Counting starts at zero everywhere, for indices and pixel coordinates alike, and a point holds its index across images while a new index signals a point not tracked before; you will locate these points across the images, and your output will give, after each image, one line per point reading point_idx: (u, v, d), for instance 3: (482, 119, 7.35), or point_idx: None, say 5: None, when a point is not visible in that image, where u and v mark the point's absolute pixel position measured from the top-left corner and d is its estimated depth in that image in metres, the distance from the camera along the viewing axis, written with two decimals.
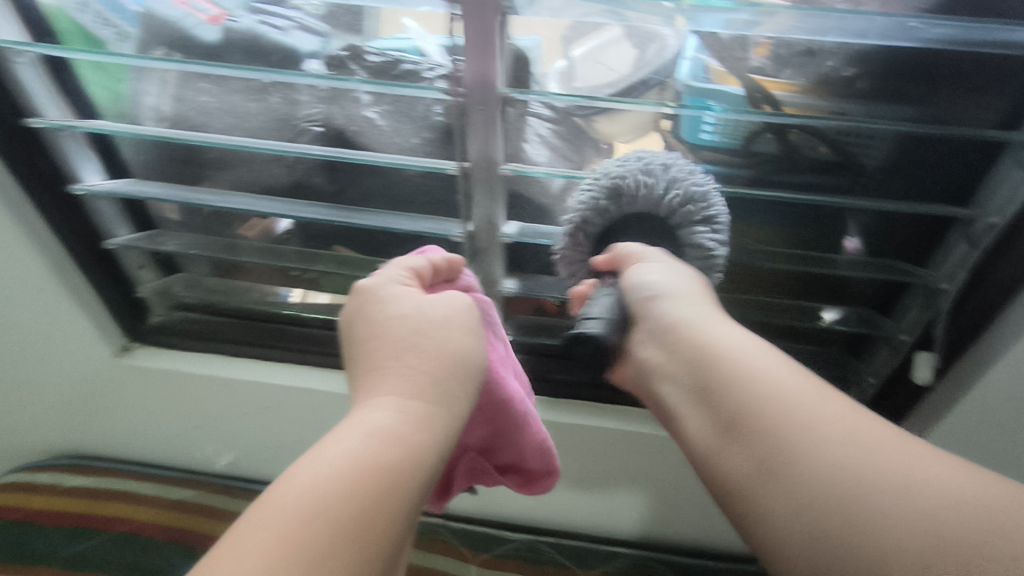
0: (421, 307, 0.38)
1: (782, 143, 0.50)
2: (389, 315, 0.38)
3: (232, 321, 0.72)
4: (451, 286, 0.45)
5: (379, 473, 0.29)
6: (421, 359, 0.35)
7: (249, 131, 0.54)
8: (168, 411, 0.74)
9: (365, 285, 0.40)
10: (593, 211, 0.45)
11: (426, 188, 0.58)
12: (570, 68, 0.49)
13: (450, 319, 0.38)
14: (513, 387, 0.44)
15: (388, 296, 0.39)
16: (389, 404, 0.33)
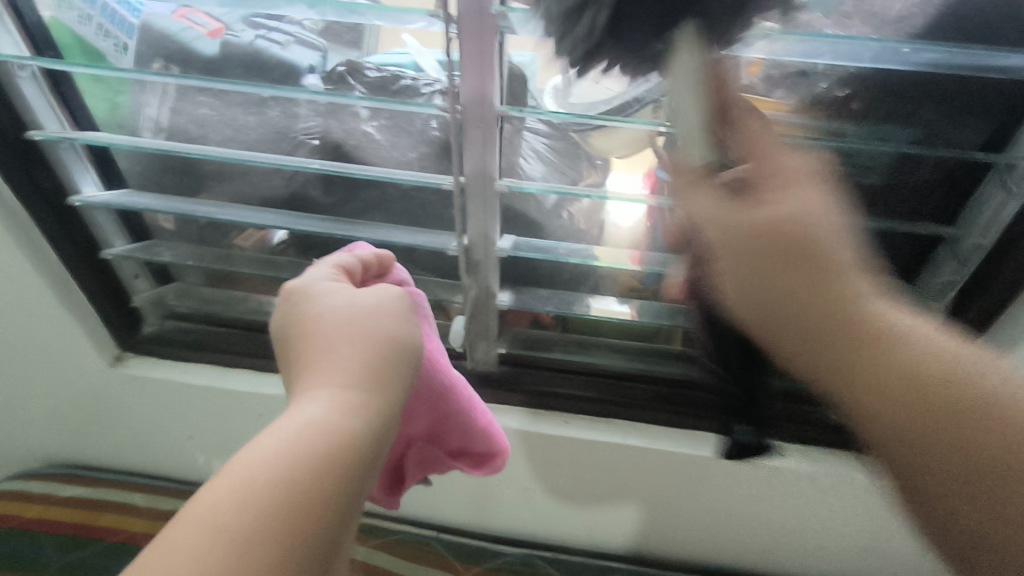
0: (353, 299, 0.37)
1: None
2: (320, 309, 0.37)
3: (230, 330, 0.71)
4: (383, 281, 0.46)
5: (311, 460, 0.29)
6: (353, 348, 0.35)
7: (248, 144, 0.55)
8: (161, 421, 0.74)
9: (292, 285, 0.39)
10: None
11: (422, 201, 0.58)
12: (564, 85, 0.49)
13: (382, 307, 0.38)
14: (451, 377, 0.47)
15: (319, 292, 0.38)
16: (323, 393, 0.32)
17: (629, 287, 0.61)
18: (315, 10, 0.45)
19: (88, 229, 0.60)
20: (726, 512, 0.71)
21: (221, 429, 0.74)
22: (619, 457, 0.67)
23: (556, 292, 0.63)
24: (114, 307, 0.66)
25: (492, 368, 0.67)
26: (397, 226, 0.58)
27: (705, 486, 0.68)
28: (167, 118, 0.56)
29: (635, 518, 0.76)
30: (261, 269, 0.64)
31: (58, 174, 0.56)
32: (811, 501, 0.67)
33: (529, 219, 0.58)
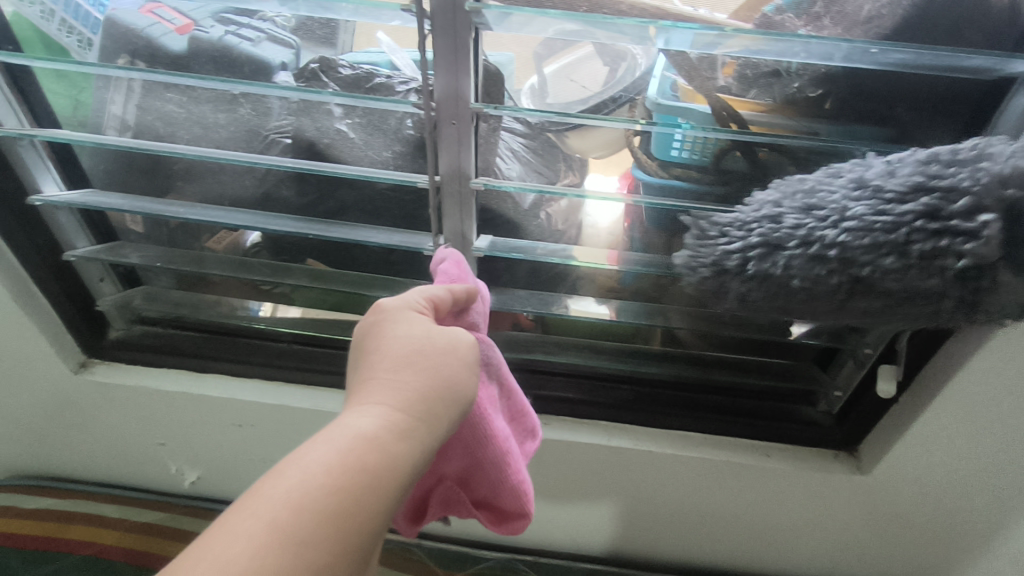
0: (428, 332, 0.36)
1: (751, 161, 0.51)
2: (395, 334, 0.35)
3: (199, 334, 0.68)
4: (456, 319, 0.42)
5: (359, 474, 0.28)
6: (415, 377, 0.33)
7: (217, 142, 0.54)
8: (130, 428, 0.71)
9: (383, 302, 0.38)
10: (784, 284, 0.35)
11: (397, 202, 0.57)
12: (542, 84, 0.52)
13: (454, 347, 0.36)
14: (497, 425, 0.43)
15: (397, 316, 0.36)
16: (376, 411, 0.32)
17: (607, 287, 0.61)
18: (285, 6, 0.43)
19: (48, 231, 0.58)
20: (706, 513, 0.72)
21: (194, 437, 0.72)
22: (600, 459, 0.67)
23: (535, 293, 0.62)
24: (77, 311, 0.64)
25: None
26: (373, 227, 0.57)
27: (685, 487, 0.68)
28: (133, 115, 0.55)
29: (618, 520, 0.76)
30: (233, 271, 0.62)
31: (19, 173, 0.53)
32: (791, 501, 0.67)
33: (506, 218, 0.57)
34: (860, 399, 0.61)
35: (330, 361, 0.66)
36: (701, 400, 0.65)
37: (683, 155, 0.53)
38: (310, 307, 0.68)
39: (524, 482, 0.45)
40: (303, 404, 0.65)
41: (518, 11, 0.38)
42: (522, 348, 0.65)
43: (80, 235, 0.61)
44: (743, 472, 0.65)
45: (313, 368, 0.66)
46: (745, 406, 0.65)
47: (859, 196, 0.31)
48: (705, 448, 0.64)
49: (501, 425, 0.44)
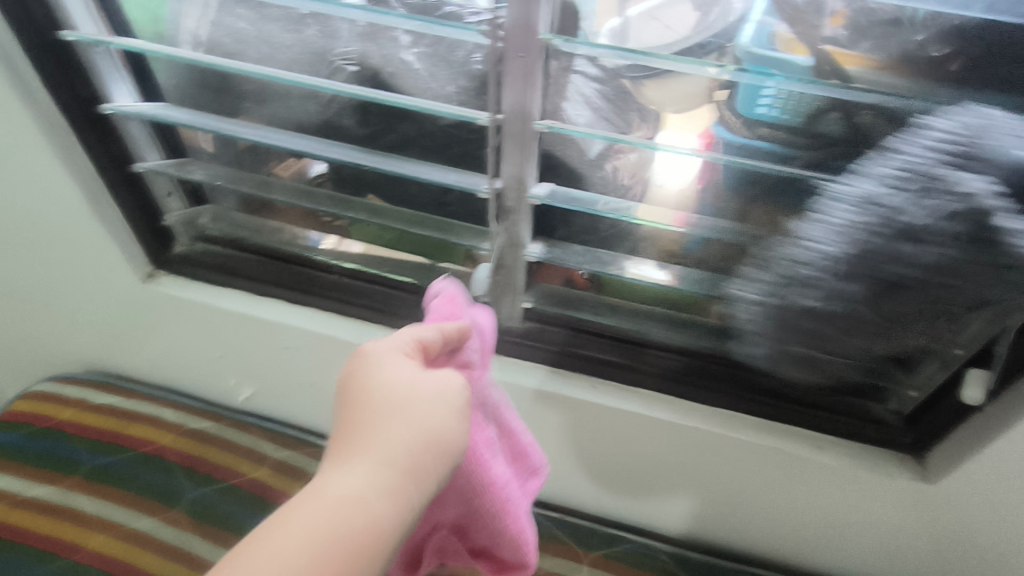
0: (416, 379, 0.38)
1: (850, 124, 0.46)
2: (384, 381, 0.38)
3: (254, 258, 0.69)
4: (448, 361, 0.43)
5: (344, 537, 0.31)
6: (402, 429, 0.36)
7: (282, 64, 0.53)
8: (190, 340, 0.75)
9: (369, 347, 0.41)
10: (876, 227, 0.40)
11: (459, 140, 0.55)
12: (624, 27, 0.46)
13: (445, 394, 0.39)
14: (496, 472, 0.46)
15: (384, 362, 0.39)
16: (363, 469, 0.34)
17: (668, 251, 0.58)
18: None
19: (122, 143, 0.59)
20: (749, 498, 0.69)
21: (248, 357, 0.74)
22: (642, 430, 0.64)
23: (591, 250, 0.59)
24: (146, 223, 0.66)
25: (514, 323, 0.63)
26: (432, 163, 0.55)
27: (728, 468, 0.66)
28: (206, 31, 0.54)
29: (654, 491, 0.74)
30: (297, 199, 0.62)
31: (95, 81, 0.54)
32: (838, 498, 0.64)
33: (569, 168, 0.55)
34: (936, 403, 0.55)
35: (378, 299, 0.66)
36: (755, 381, 0.60)
37: (773, 113, 0.48)
38: (369, 241, 0.68)
39: (520, 535, 0.48)
40: (350, 337, 0.66)
41: None
42: (571, 304, 0.63)
43: (151, 149, 0.63)
44: (792, 462, 0.61)
45: (362, 302, 0.66)
46: (806, 394, 0.60)
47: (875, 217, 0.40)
48: (752, 433, 0.61)
49: (498, 472, 0.47)
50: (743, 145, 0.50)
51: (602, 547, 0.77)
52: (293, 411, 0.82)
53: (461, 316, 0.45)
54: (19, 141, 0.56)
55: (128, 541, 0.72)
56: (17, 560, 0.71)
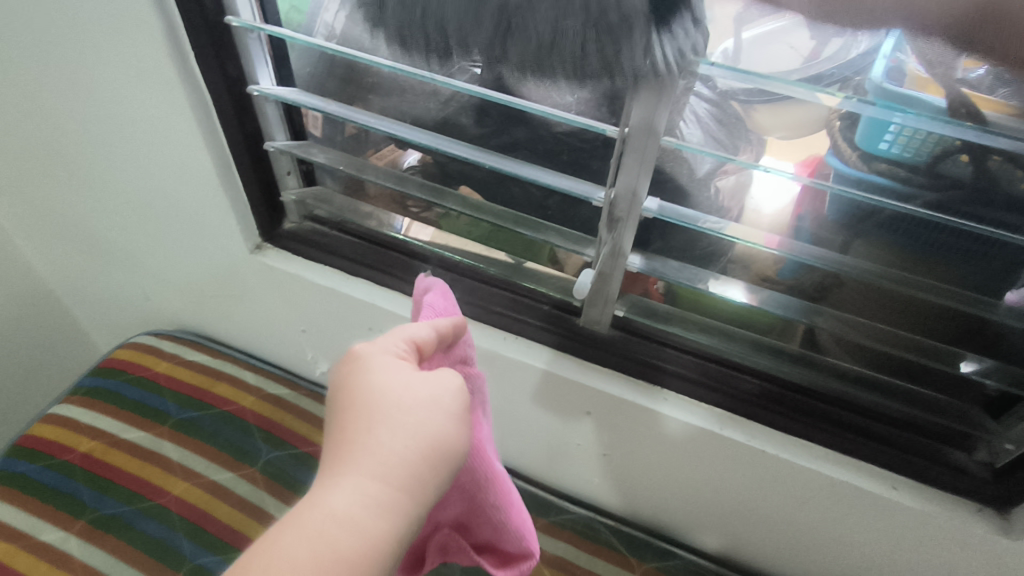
0: (408, 382, 0.38)
1: (978, 168, 0.47)
2: (374, 387, 0.38)
3: (356, 241, 0.73)
4: (443, 357, 0.45)
5: (333, 563, 0.30)
6: (392, 439, 0.35)
7: (413, 61, 0.56)
8: (283, 311, 0.79)
9: (360, 350, 0.41)
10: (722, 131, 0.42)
11: (570, 148, 0.57)
12: (739, 49, 0.45)
13: (440, 397, 0.38)
14: (494, 466, 0.47)
15: (377, 366, 0.39)
16: (355, 485, 0.33)
17: (762, 275, 0.60)
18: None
19: (256, 121, 0.64)
20: (815, 529, 0.68)
21: (336, 333, 0.78)
22: (711, 448, 0.65)
23: (685, 266, 0.60)
24: (263, 198, 0.70)
25: (601, 328, 0.65)
26: (541, 167, 0.56)
27: (796, 499, 0.65)
28: (340, 26, 0.56)
29: (714, 510, 0.74)
30: (391, 182, 0.65)
31: (243, 63, 0.59)
32: (909, 542, 0.62)
33: (676, 184, 0.56)
34: None
35: (467, 290, 0.68)
36: (803, 406, 0.61)
37: (891, 150, 0.48)
38: (455, 234, 0.70)
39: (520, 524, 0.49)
40: None
41: None
42: (661, 318, 0.62)
43: (279, 130, 0.67)
44: (866, 500, 0.61)
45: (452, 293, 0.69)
46: (882, 434, 0.59)
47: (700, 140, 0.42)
48: (791, 453, 0.61)
49: (497, 465, 0.48)
50: (856, 176, 0.49)
51: (655, 560, 0.77)
52: None
53: (452, 312, 0.47)
54: (166, 111, 0.61)
55: (206, 491, 0.77)
56: (107, 494, 0.76)
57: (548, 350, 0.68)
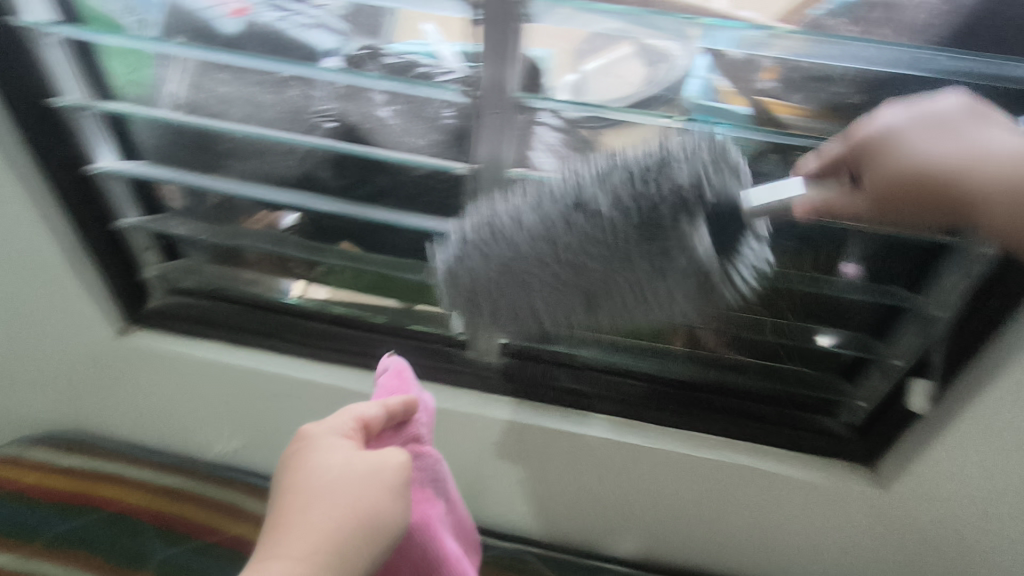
0: (350, 460, 0.40)
1: (789, 166, 0.52)
2: (319, 463, 0.40)
3: (232, 308, 0.70)
4: (396, 435, 0.47)
5: None
6: (329, 513, 0.37)
7: (264, 122, 0.55)
8: (165, 393, 0.75)
9: (310, 429, 0.43)
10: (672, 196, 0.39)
11: (428, 188, 0.58)
12: (580, 81, 0.53)
13: (378, 473, 0.40)
14: (445, 545, 0.50)
15: (323, 445, 0.42)
16: (283, 563, 0.35)
17: None
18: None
19: (102, 200, 0.61)
20: (722, 517, 0.72)
21: (226, 407, 0.75)
22: (616, 455, 0.67)
23: None
24: (122, 278, 0.67)
25: (492, 358, 0.66)
26: (405, 212, 0.58)
27: (701, 490, 0.69)
28: (186, 94, 0.57)
29: (630, 517, 0.76)
30: (266, 247, 0.65)
31: (80, 143, 0.57)
32: (803, 513, 0.67)
33: None
34: (887, 412, 0.59)
35: (358, 342, 0.68)
36: (691, 398, 0.65)
37: None
38: (343, 288, 0.69)
39: None
40: (326, 379, 0.67)
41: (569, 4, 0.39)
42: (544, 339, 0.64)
43: (132, 207, 0.64)
44: (759, 479, 0.65)
45: (337, 346, 0.68)
46: (767, 415, 0.64)
47: (609, 207, 0.40)
48: (688, 447, 0.65)
49: (446, 543, 0.51)
50: None
51: None
52: (270, 461, 0.82)
53: (407, 392, 0.49)
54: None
55: None
56: None
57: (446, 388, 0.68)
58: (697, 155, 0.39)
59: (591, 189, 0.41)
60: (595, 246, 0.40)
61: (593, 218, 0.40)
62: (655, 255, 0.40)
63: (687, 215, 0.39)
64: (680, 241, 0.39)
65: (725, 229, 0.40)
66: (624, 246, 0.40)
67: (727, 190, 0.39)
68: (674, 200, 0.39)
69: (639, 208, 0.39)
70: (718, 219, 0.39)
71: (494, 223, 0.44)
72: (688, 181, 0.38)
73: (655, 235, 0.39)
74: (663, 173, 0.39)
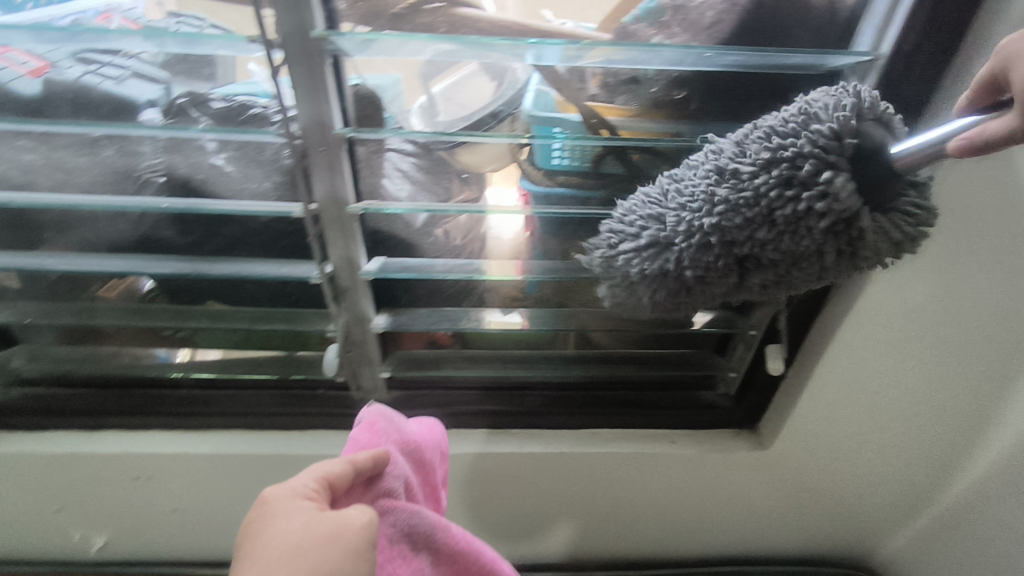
0: (312, 524, 0.34)
1: (626, 163, 0.54)
2: (274, 533, 0.33)
3: (86, 390, 0.64)
4: (367, 491, 0.41)
5: None
6: None
7: (82, 187, 0.51)
8: (20, 498, 0.66)
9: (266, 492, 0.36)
10: (805, 144, 0.31)
11: (286, 232, 0.55)
12: (429, 104, 0.52)
13: (341, 538, 0.34)
14: None
15: (282, 509, 0.35)
16: None
17: (511, 296, 0.63)
18: (150, 41, 0.41)
19: None
20: (631, 505, 0.74)
21: (96, 499, 0.67)
22: (521, 467, 0.67)
23: (435, 310, 0.63)
24: None
25: (380, 393, 0.65)
26: (262, 260, 0.55)
27: (608, 484, 0.71)
28: None
29: (546, 523, 0.77)
30: (125, 319, 0.59)
31: None
32: (702, 485, 0.71)
33: (398, 239, 0.57)
34: (756, 376, 0.64)
35: (234, 403, 0.64)
36: (579, 399, 0.67)
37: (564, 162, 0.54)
38: (219, 345, 0.64)
39: None
40: (205, 449, 0.62)
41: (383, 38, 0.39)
42: (425, 365, 0.64)
43: None
44: (658, 463, 0.67)
45: (212, 411, 0.64)
46: (652, 400, 0.67)
47: (716, 180, 0.35)
48: (588, 446, 0.66)
49: None
50: (546, 194, 0.56)
51: None
52: (160, 545, 0.75)
53: (380, 444, 0.43)
54: None
55: None
56: None
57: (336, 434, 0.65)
58: (805, 111, 0.33)
59: (719, 176, 0.35)
60: (734, 216, 0.34)
61: (730, 181, 0.34)
62: (791, 217, 0.32)
63: (817, 166, 0.31)
64: (825, 186, 0.31)
65: (875, 185, 0.31)
66: (762, 198, 0.33)
67: (871, 132, 0.31)
68: (815, 142, 0.31)
69: (773, 178, 0.32)
70: (862, 151, 0.31)
71: (638, 212, 0.40)
72: (820, 119, 0.32)
73: (790, 197, 0.32)
74: (784, 133, 0.33)
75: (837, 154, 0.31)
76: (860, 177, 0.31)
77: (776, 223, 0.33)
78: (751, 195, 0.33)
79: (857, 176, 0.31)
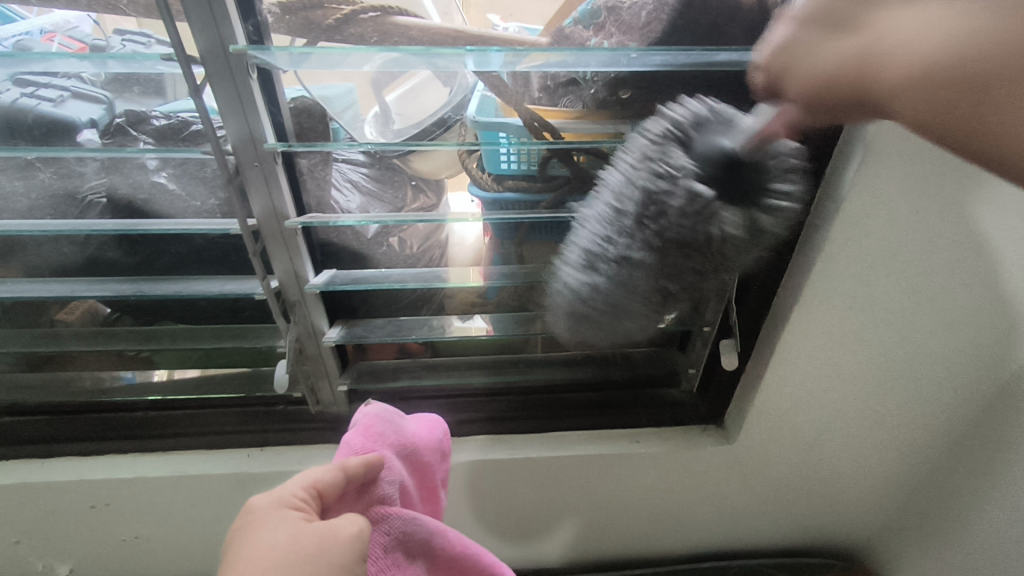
0: (297, 536, 0.32)
1: (573, 166, 0.52)
2: (256, 544, 0.32)
3: (40, 418, 0.63)
4: (361, 500, 0.39)
5: None
6: None
7: (20, 212, 0.50)
8: None
9: (254, 503, 0.35)
10: (670, 194, 0.28)
11: (234, 247, 0.55)
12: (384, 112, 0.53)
13: (327, 548, 0.32)
14: None
15: (266, 518, 0.33)
16: None
17: (470, 303, 0.64)
18: (90, 62, 0.40)
19: None
20: (602, 507, 0.74)
21: (56, 528, 0.66)
22: (486, 475, 0.67)
23: (393, 319, 0.62)
24: None
25: (342, 407, 0.64)
26: (210, 278, 0.55)
27: (576, 488, 0.70)
28: None
29: (518, 530, 0.77)
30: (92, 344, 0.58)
31: None
32: (669, 483, 0.71)
33: (349, 250, 0.57)
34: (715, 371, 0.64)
35: (191, 423, 0.64)
36: (540, 402, 0.67)
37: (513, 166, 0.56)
38: (177, 364, 0.63)
39: None
40: (162, 472, 0.61)
41: (315, 51, 0.38)
42: (387, 376, 0.65)
43: None
44: (623, 463, 0.67)
45: (171, 432, 0.63)
46: (614, 400, 0.68)
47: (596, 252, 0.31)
48: (554, 448, 0.66)
49: None
50: (497, 199, 0.56)
51: None
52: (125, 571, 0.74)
53: (375, 448, 0.41)
54: None
55: None
56: None
57: (297, 450, 0.64)
58: (644, 160, 0.30)
59: (603, 241, 0.31)
60: (639, 284, 0.30)
61: (606, 254, 0.31)
62: (682, 265, 0.29)
63: (686, 207, 0.28)
64: (702, 228, 0.28)
65: (745, 188, 0.28)
66: (653, 258, 0.29)
67: (701, 150, 0.29)
68: (662, 198, 0.28)
69: (641, 241, 0.29)
70: (728, 167, 0.28)
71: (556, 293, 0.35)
72: (660, 169, 0.29)
73: (675, 248, 0.29)
74: (644, 189, 0.29)
75: (697, 188, 0.28)
76: (731, 187, 0.28)
77: (670, 263, 0.30)
78: (638, 261, 0.30)
79: (732, 189, 0.28)
